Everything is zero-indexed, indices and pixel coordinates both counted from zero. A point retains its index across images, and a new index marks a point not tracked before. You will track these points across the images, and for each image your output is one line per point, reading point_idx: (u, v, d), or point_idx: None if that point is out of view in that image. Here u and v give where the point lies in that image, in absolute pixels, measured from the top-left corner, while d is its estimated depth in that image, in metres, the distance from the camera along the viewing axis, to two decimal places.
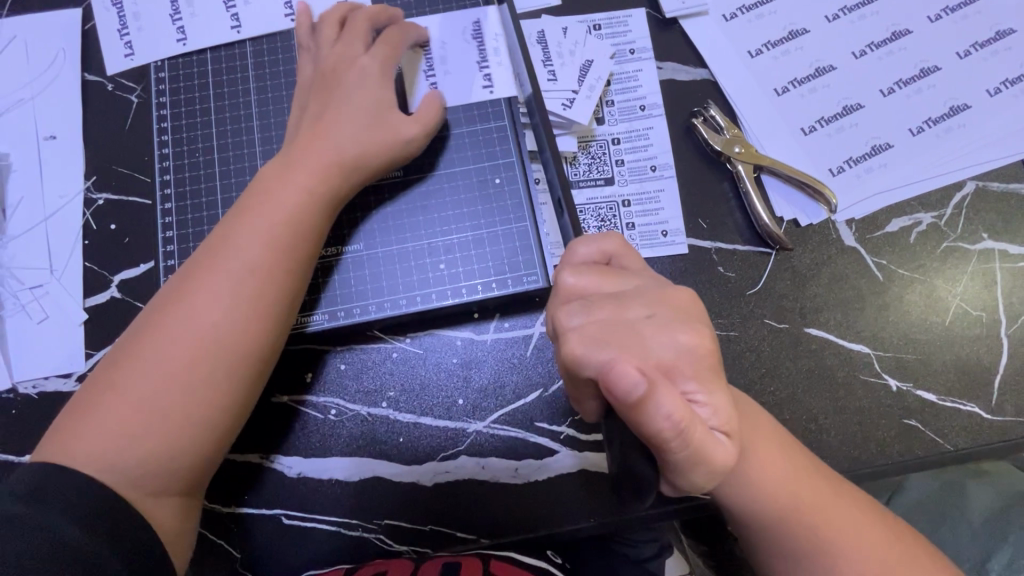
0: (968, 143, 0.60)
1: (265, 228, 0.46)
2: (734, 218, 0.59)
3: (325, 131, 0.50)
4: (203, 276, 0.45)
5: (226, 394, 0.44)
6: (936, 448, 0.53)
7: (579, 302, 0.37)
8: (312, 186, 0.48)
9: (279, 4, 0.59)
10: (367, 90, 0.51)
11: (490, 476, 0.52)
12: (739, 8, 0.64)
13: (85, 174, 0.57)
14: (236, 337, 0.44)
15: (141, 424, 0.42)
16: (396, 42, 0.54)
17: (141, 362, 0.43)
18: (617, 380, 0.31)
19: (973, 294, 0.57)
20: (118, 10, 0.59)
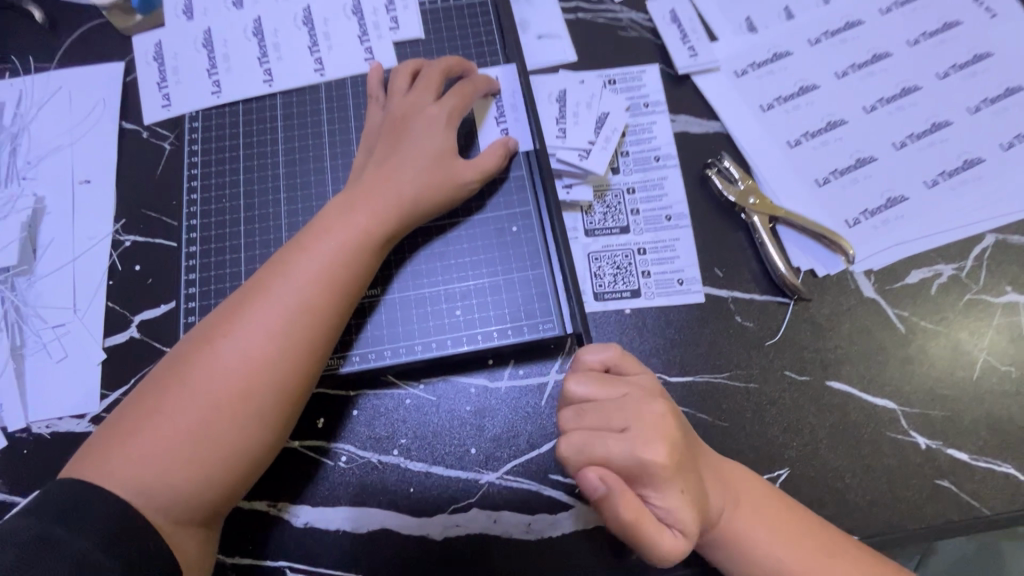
0: (985, 196, 0.60)
1: (322, 264, 0.47)
2: (751, 267, 0.59)
3: (389, 173, 0.52)
4: (256, 306, 0.45)
5: (264, 427, 0.44)
6: (972, 512, 0.50)
7: (571, 410, 0.43)
8: (369, 227, 0.50)
9: (309, 59, 0.62)
10: (432, 140, 0.53)
11: (503, 531, 0.50)
12: (750, 65, 0.67)
13: (115, 218, 0.59)
14: (281, 374, 0.45)
15: (180, 451, 0.42)
16: (465, 96, 0.56)
17: (187, 387, 0.43)
18: (584, 484, 0.39)
19: (999, 348, 0.55)
20: (159, 65, 0.63)
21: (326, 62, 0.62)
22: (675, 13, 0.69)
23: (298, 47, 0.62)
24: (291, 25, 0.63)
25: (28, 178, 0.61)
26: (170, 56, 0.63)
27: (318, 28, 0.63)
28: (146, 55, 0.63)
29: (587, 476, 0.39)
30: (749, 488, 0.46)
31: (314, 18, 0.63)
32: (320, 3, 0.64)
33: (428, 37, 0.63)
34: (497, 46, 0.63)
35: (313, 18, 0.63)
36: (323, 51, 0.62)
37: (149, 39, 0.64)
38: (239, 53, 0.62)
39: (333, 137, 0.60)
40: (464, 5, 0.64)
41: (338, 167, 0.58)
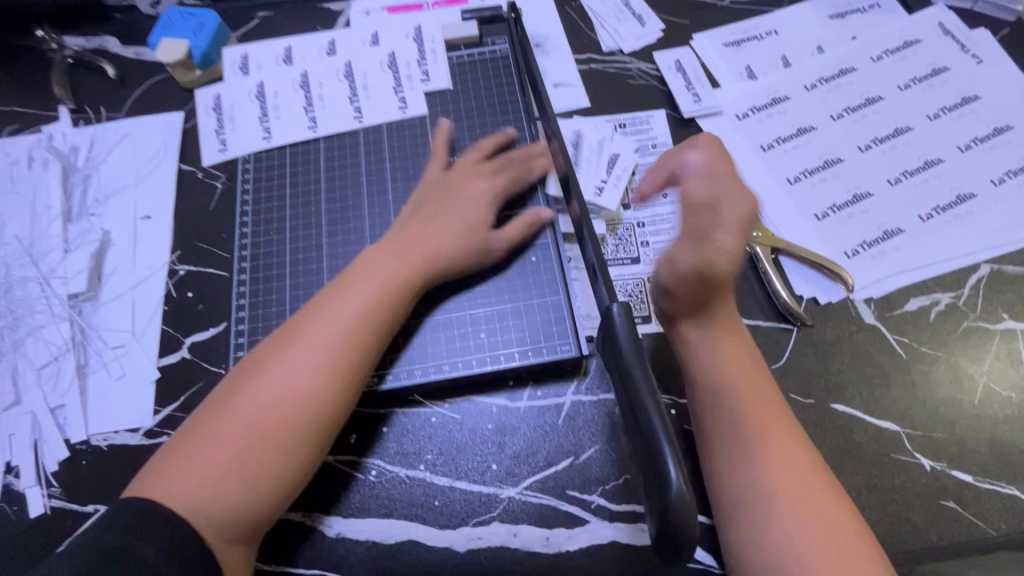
0: (978, 229, 0.63)
1: (362, 303, 0.52)
2: (756, 296, 0.62)
3: (425, 222, 0.58)
4: (301, 341, 0.50)
5: (306, 452, 0.48)
6: (978, 533, 0.52)
7: (694, 155, 0.50)
8: (403, 272, 0.55)
9: (349, 108, 0.69)
10: (469, 209, 0.59)
11: (522, 545, 0.53)
12: (751, 109, 0.72)
13: (172, 249, 0.66)
14: (322, 403, 0.49)
15: (230, 472, 0.46)
16: (512, 172, 0.63)
17: (239, 414, 0.48)
18: (727, 206, 0.46)
19: (999, 373, 0.58)
20: (216, 114, 0.71)
21: (364, 110, 0.69)
22: (680, 62, 0.75)
23: (340, 98, 0.70)
24: (334, 79, 0.71)
25: (96, 214, 0.68)
26: (227, 106, 0.71)
27: (358, 80, 0.70)
28: (206, 106, 0.71)
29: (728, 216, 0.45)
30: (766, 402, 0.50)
31: (354, 73, 0.71)
32: (360, 59, 0.71)
33: (456, 87, 0.70)
34: (517, 94, 0.69)
35: (353, 73, 0.71)
36: (361, 101, 0.69)
37: (208, 92, 0.72)
38: (288, 104, 0.70)
39: (369, 177, 0.66)
40: (488, 59, 0.72)
41: (373, 203, 0.65)
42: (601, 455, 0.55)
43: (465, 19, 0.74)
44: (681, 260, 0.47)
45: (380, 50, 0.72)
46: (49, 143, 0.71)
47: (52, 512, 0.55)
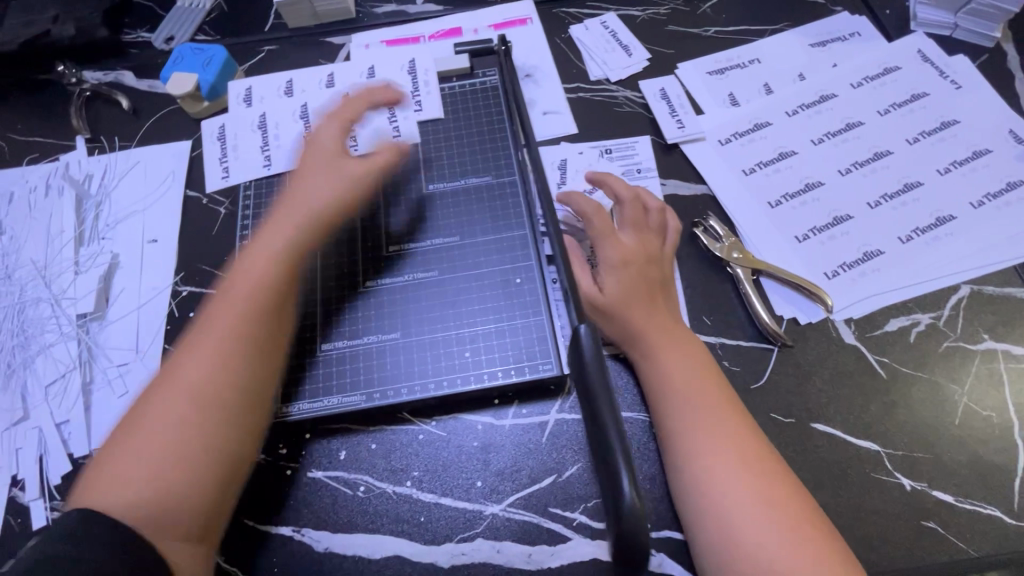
0: (957, 250, 0.64)
1: (217, 300, 0.57)
2: (738, 317, 0.64)
3: (303, 185, 0.64)
4: (202, 333, 0.55)
5: (222, 425, 0.52)
6: (960, 553, 0.52)
7: (614, 189, 0.67)
8: (277, 250, 0.59)
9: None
10: (323, 144, 0.66)
11: (505, 561, 0.54)
12: (733, 135, 0.74)
13: (176, 271, 0.69)
14: (240, 379, 0.53)
15: (166, 462, 0.49)
16: (344, 117, 0.67)
17: (163, 410, 0.51)
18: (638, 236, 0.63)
19: (980, 394, 0.58)
20: (221, 143, 0.74)
21: (360, 139, 0.72)
22: (664, 91, 0.78)
23: None
24: (333, 110, 0.74)
25: (106, 237, 0.71)
26: (232, 136, 0.75)
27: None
28: (212, 136, 0.75)
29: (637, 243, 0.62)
30: (721, 417, 0.53)
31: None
32: (358, 90, 0.75)
33: (447, 116, 0.74)
34: (506, 123, 0.73)
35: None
36: (357, 130, 0.72)
37: (215, 122, 0.76)
38: (290, 134, 0.73)
39: (363, 202, 0.69)
40: (478, 89, 0.75)
41: (367, 227, 0.68)
42: (583, 473, 0.57)
43: (457, 52, 0.77)
44: (606, 263, 0.61)
45: (377, 83, 0.75)
46: (65, 171, 0.76)
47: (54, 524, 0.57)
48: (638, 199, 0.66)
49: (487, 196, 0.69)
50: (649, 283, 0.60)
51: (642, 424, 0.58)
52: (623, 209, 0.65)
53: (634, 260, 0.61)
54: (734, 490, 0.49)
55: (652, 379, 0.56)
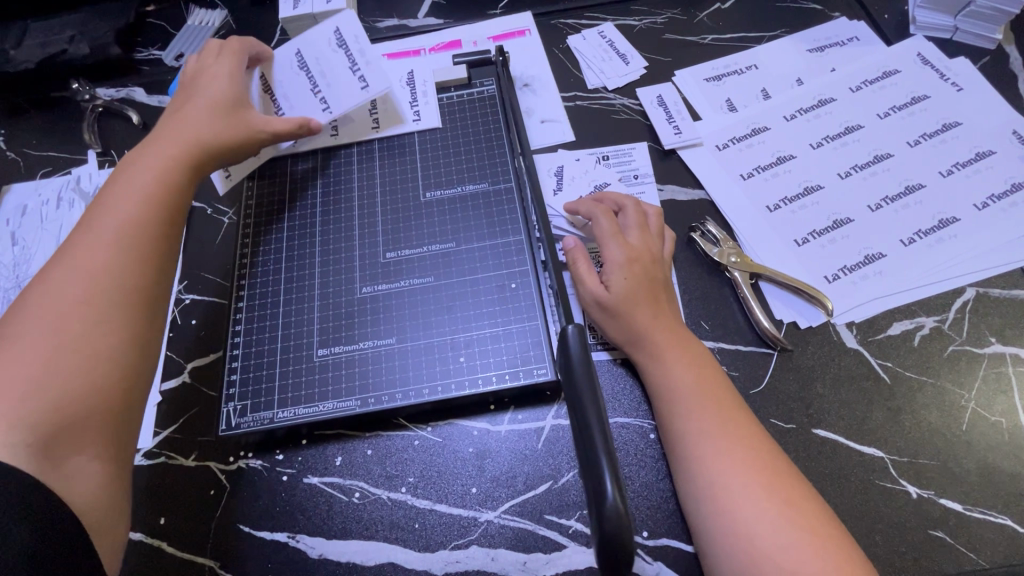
0: (961, 252, 0.63)
1: (96, 226, 0.56)
2: (737, 322, 0.63)
3: (173, 132, 0.64)
4: (77, 257, 0.53)
5: (119, 340, 0.51)
6: (970, 565, 0.50)
7: (614, 197, 0.66)
8: (171, 171, 0.61)
9: (315, 101, 0.70)
10: (216, 90, 0.67)
11: (500, 569, 0.53)
12: (730, 139, 0.74)
13: (179, 280, 0.70)
14: (123, 285, 0.53)
15: (46, 367, 0.48)
16: (235, 52, 0.69)
17: (41, 319, 0.50)
18: (642, 238, 0.62)
19: (988, 399, 0.56)
20: None
21: (329, 100, 0.70)
22: (662, 97, 0.78)
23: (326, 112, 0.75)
24: None
25: None
26: None
27: (314, 69, 0.70)
28: None
29: (641, 243, 0.61)
30: (736, 422, 0.51)
31: (308, 61, 0.70)
32: None
33: (445, 125, 0.75)
34: (502, 131, 0.74)
35: (307, 60, 0.71)
36: (324, 90, 0.70)
37: None
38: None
39: (362, 210, 0.70)
40: (476, 99, 0.77)
41: (364, 234, 0.69)
42: (579, 480, 0.56)
43: (455, 63, 0.79)
44: (609, 265, 0.60)
45: (325, 27, 0.70)
46: (77, 184, 0.78)
47: None
48: (639, 203, 0.65)
49: (483, 203, 0.69)
50: (653, 284, 0.59)
51: (639, 429, 0.57)
52: (625, 212, 0.64)
53: (638, 259, 0.60)
54: (747, 496, 0.47)
55: (654, 382, 0.56)
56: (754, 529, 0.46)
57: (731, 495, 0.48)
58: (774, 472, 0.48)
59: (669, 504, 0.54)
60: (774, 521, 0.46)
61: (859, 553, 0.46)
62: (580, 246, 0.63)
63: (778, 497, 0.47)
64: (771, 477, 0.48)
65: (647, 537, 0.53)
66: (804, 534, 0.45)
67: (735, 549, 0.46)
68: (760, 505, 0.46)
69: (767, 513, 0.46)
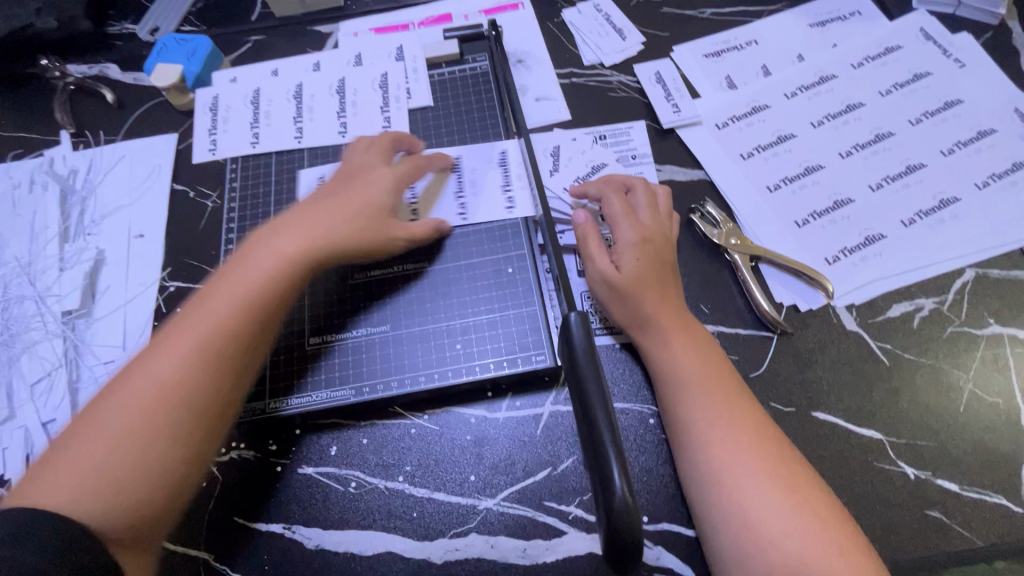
0: (961, 233, 0.63)
1: (235, 292, 0.51)
2: (736, 304, 0.62)
3: (317, 209, 0.57)
4: (187, 327, 0.49)
5: (181, 441, 0.46)
6: (966, 544, 0.50)
7: (623, 177, 0.65)
8: (294, 248, 0.54)
9: (452, 203, 0.66)
10: (379, 193, 0.59)
11: (499, 556, 0.53)
12: (730, 118, 0.72)
13: (162, 267, 0.68)
14: (200, 382, 0.47)
15: (99, 479, 0.43)
16: (417, 165, 0.63)
17: (102, 422, 0.45)
18: (653, 219, 0.60)
19: (986, 380, 0.56)
20: (213, 115, 0.74)
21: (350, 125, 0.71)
22: (660, 74, 0.76)
23: (328, 112, 0.73)
24: (326, 93, 0.74)
25: (91, 233, 0.70)
26: (223, 109, 0.74)
27: (348, 97, 0.73)
28: (204, 105, 0.75)
29: (653, 225, 0.60)
30: (741, 410, 0.51)
31: (347, 89, 0.74)
32: (352, 76, 0.74)
33: (436, 104, 0.72)
34: (496, 110, 0.71)
35: (345, 89, 0.74)
36: (349, 115, 0.72)
37: (209, 92, 0.75)
38: (279, 113, 0.73)
39: None
40: (469, 76, 0.74)
41: None
42: (578, 466, 0.56)
43: (447, 38, 0.76)
44: (619, 245, 0.58)
45: (374, 69, 0.74)
46: (50, 166, 0.74)
47: None
48: (648, 184, 0.64)
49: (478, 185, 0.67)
50: (663, 266, 0.58)
51: (638, 414, 0.57)
52: (634, 193, 0.62)
53: (648, 240, 0.59)
54: (750, 484, 0.47)
55: (657, 367, 0.55)
56: (756, 516, 0.45)
57: (733, 482, 0.47)
58: (775, 451, 0.49)
59: (670, 488, 0.54)
60: (777, 505, 0.46)
61: (857, 530, 0.46)
62: (591, 223, 0.61)
63: (784, 485, 0.47)
64: (771, 457, 0.48)
65: (648, 522, 0.53)
66: (806, 522, 0.45)
67: (736, 529, 0.46)
68: (762, 493, 0.46)
69: (769, 494, 0.46)
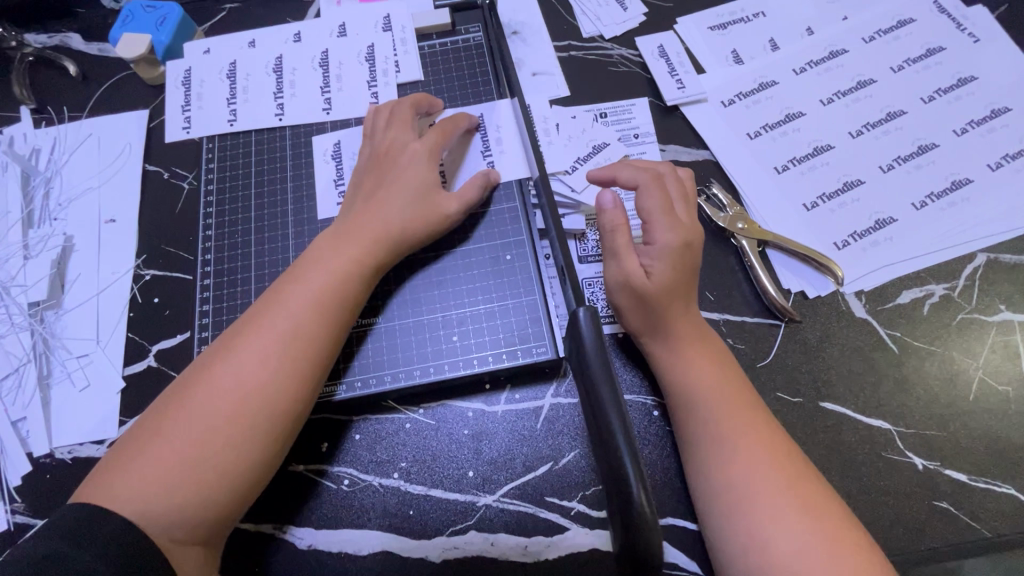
0: (973, 216, 0.61)
1: (312, 296, 0.50)
2: (742, 291, 0.60)
3: (381, 205, 0.55)
4: (266, 330, 0.49)
5: (258, 449, 0.46)
6: (973, 535, 0.50)
7: (661, 166, 0.59)
8: (359, 256, 0.53)
9: (482, 162, 0.62)
10: (424, 171, 0.57)
11: (499, 554, 0.51)
12: (736, 95, 0.69)
13: (136, 254, 0.64)
14: (278, 390, 0.47)
15: (186, 479, 0.44)
16: (445, 132, 0.59)
17: (186, 424, 0.45)
18: (690, 219, 0.56)
19: (995, 367, 0.55)
20: (185, 90, 0.69)
21: (334, 102, 0.67)
22: (663, 48, 0.72)
23: (311, 88, 0.68)
24: (309, 66, 0.69)
25: (59, 218, 0.65)
26: (196, 83, 0.69)
27: (332, 71, 0.68)
28: (176, 79, 0.69)
29: (691, 226, 0.55)
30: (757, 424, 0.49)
31: (331, 62, 0.69)
32: (336, 47, 0.69)
33: (427, 78, 0.68)
34: (491, 85, 0.67)
35: (329, 61, 0.69)
36: (333, 92, 0.67)
37: (180, 64, 0.70)
38: (258, 87, 0.68)
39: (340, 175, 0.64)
40: (461, 48, 0.69)
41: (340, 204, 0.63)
42: (581, 460, 0.54)
43: (437, 7, 0.71)
44: (653, 244, 0.54)
45: (360, 40, 0.69)
46: (9, 146, 0.69)
47: (13, 527, 0.53)
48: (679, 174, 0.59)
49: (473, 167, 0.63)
50: (693, 275, 0.54)
51: (641, 406, 0.55)
52: (670, 185, 0.57)
53: (687, 240, 0.54)
54: (760, 500, 0.45)
55: (673, 376, 0.52)
56: (765, 535, 0.44)
57: (743, 497, 0.45)
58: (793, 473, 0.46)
59: (675, 481, 0.52)
60: (787, 523, 0.44)
61: (878, 554, 0.43)
62: (620, 209, 0.55)
63: (797, 503, 0.44)
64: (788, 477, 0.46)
65: None
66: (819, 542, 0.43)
67: (743, 546, 0.44)
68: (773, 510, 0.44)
69: (781, 512, 0.44)
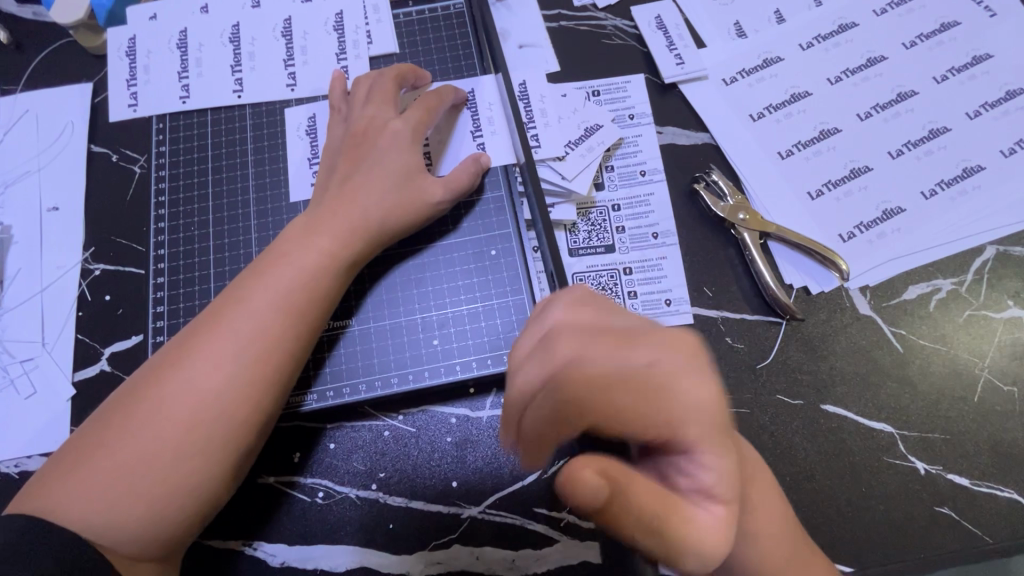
0: (984, 206, 0.58)
1: (279, 293, 0.46)
2: (742, 287, 0.56)
3: (356, 193, 0.50)
4: (227, 332, 0.44)
5: (215, 462, 0.42)
6: (972, 540, 0.48)
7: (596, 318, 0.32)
8: (332, 249, 0.48)
9: (469, 142, 0.57)
10: (408, 156, 0.52)
11: (485, 568, 0.49)
12: (739, 73, 0.64)
13: (83, 246, 0.58)
14: (239, 398, 0.43)
15: (132, 493, 0.40)
16: (430, 108, 0.54)
17: (138, 429, 0.41)
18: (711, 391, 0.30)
19: (1001, 367, 0.53)
20: (131, 61, 0.62)
21: (298, 77, 0.60)
22: (661, 19, 0.66)
23: (273, 61, 0.61)
24: (270, 35, 0.62)
25: None
26: (143, 54, 0.62)
27: (296, 41, 0.61)
28: (120, 49, 0.62)
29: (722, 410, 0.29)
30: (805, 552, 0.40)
31: (295, 31, 0.62)
32: (300, 14, 0.62)
33: (403, 51, 0.62)
34: (474, 59, 0.61)
35: (292, 30, 0.62)
36: (298, 65, 0.61)
37: (124, 32, 0.62)
38: (213, 59, 0.61)
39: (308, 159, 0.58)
40: (440, 16, 0.63)
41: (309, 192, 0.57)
42: None
43: None
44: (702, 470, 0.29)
45: (327, 6, 0.62)
46: None
47: None
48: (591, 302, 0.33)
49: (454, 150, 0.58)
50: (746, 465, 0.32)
51: None
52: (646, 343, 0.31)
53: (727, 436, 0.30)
54: None
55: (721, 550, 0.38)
56: None
57: None
58: None
59: None
60: None
61: None
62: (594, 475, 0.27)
63: None
64: None
65: None
66: None
67: None
68: None
69: None
